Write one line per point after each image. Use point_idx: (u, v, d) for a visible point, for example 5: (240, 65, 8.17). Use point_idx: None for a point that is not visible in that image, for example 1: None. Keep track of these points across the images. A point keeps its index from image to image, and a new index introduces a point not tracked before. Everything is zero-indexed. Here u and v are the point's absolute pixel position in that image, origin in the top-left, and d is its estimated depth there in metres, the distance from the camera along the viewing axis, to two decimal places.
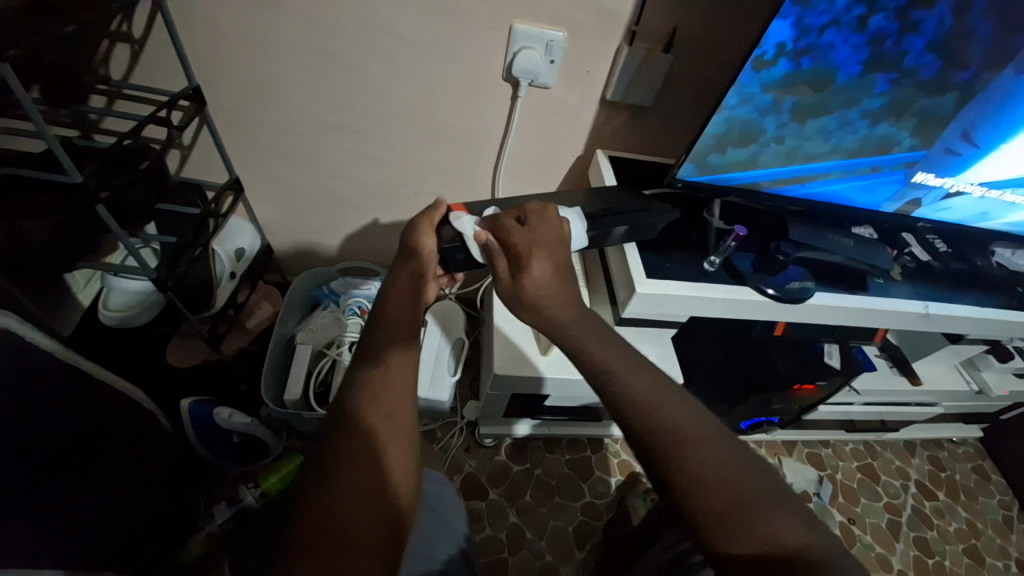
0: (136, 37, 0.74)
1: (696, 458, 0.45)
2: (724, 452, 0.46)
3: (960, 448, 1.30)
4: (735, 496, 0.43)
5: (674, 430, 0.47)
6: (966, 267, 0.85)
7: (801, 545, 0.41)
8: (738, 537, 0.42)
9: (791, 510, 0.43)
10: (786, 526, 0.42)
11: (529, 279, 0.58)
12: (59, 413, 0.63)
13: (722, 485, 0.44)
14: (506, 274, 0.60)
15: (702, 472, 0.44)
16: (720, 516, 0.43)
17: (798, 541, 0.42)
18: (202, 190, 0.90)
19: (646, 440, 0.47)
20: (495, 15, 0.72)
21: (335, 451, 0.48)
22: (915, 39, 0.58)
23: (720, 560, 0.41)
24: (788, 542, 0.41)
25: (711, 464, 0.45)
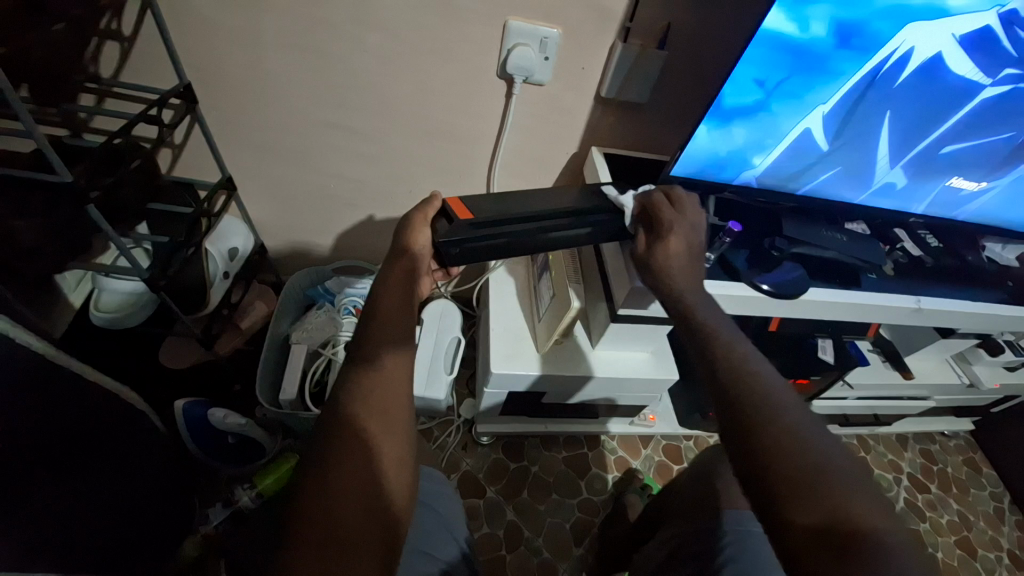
0: (126, 34, 0.73)
1: (762, 430, 0.46)
2: (796, 425, 0.46)
3: (952, 441, 1.31)
4: (806, 465, 0.44)
5: (763, 398, 0.48)
6: (958, 262, 0.86)
7: (861, 522, 0.41)
8: (798, 506, 0.42)
9: (855, 487, 0.43)
10: (854, 500, 0.42)
11: (663, 249, 0.60)
12: (51, 416, 0.63)
13: (800, 455, 0.44)
14: (644, 242, 0.63)
15: (783, 442, 0.45)
16: (785, 485, 0.43)
17: (860, 517, 0.42)
18: (194, 190, 0.89)
19: (728, 408, 0.49)
20: (490, 12, 0.72)
21: (328, 452, 0.48)
22: (908, 34, 0.58)
23: (787, 526, 0.42)
24: (849, 515, 0.42)
25: (773, 438, 0.46)
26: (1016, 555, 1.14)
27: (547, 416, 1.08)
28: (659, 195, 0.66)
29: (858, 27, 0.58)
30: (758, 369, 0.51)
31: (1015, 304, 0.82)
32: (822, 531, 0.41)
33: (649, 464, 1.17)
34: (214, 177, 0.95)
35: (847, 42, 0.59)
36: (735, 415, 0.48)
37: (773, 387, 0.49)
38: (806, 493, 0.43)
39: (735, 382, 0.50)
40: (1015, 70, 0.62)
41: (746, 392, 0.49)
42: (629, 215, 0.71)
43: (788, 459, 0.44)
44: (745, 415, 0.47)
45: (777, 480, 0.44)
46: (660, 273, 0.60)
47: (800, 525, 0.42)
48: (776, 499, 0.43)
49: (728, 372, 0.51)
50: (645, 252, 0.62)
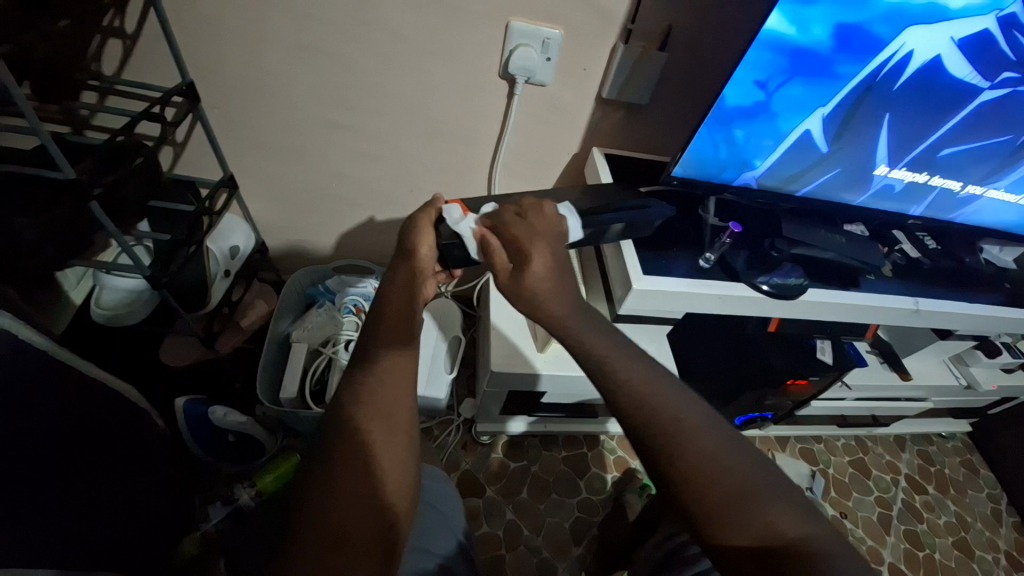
0: (129, 32, 0.73)
1: (682, 450, 0.46)
2: (722, 441, 0.47)
3: (949, 443, 1.32)
4: (735, 485, 0.44)
5: (669, 424, 0.48)
6: (955, 264, 0.86)
7: (787, 534, 0.43)
8: (722, 527, 0.44)
9: (777, 500, 0.45)
10: (780, 514, 0.44)
11: (527, 273, 0.57)
12: (50, 412, 0.63)
13: (718, 478, 0.45)
14: (506, 266, 0.59)
15: (694, 470, 0.45)
16: (708, 507, 0.44)
17: (785, 529, 0.43)
18: (195, 188, 0.90)
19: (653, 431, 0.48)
20: (492, 12, 0.72)
21: (327, 452, 0.49)
22: (909, 36, 0.59)
23: (719, 548, 0.44)
24: (775, 531, 0.43)
25: (697, 454, 0.46)
26: (1012, 557, 1.14)
27: (547, 416, 1.09)
28: (508, 213, 0.64)
29: (858, 29, 0.58)
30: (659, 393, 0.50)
31: (1013, 306, 0.83)
32: (758, 548, 0.43)
33: None
34: (215, 176, 0.95)
35: (846, 44, 0.59)
36: (655, 439, 0.47)
37: (683, 409, 0.49)
38: (733, 516, 0.43)
39: (667, 401, 0.50)
40: (1013, 73, 0.63)
41: (662, 416, 0.48)
42: (470, 244, 0.63)
43: (706, 483, 0.45)
44: (653, 446, 0.47)
45: (704, 503, 0.44)
46: (534, 300, 0.57)
47: (732, 545, 0.43)
48: (704, 522, 0.44)
49: (660, 393, 0.50)
50: (511, 280, 0.58)
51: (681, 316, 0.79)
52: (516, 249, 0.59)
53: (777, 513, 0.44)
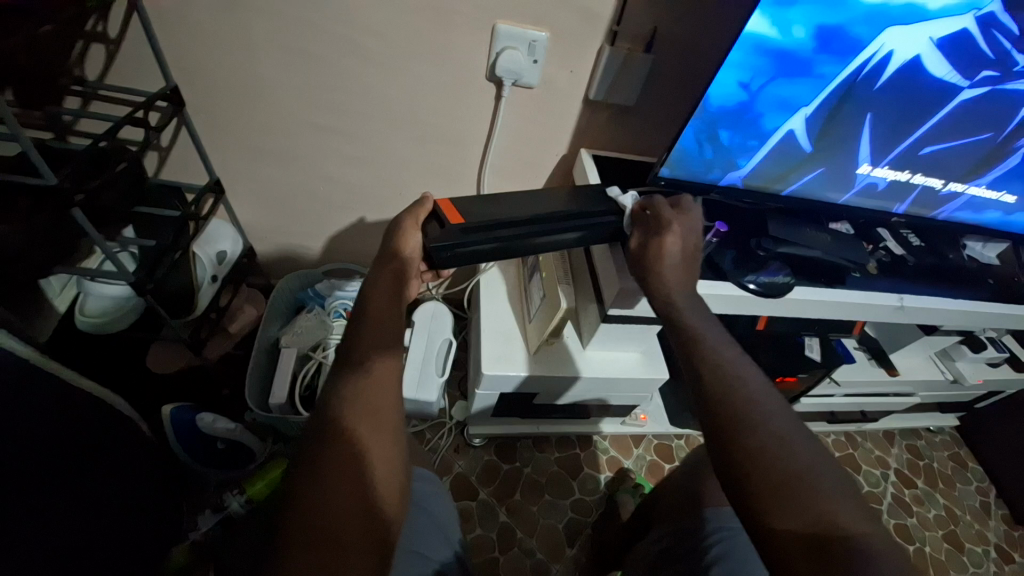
0: (112, 36, 0.73)
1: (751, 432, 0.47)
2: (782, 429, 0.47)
3: (937, 437, 1.34)
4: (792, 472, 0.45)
5: (733, 406, 0.49)
6: (940, 261, 0.87)
7: (846, 528, 0.42)
8: (778, 514, 0.44)
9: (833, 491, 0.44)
10: (839, 505, 0.44)
11: (659, 247, 0.61)
12: (32, 423, 0.62)
13: (778, 462, 0.45)
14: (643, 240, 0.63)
15: (755, 453, 0.46)
16: (764, 493, 0.44)
17: (844, 523, 0.43)
18: (179, 193, 0.89)
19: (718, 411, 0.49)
20: (478, 15, 0.72)
21: (316, 456, 0.48)
22: (888, 37, 0.59)
23: (770, 534, 0.43)
24: (832, 523, 0.43)
25: (763, 440, 0.47)
26: (1000, 548, 1.16)
27: (540, 417, 1.09)
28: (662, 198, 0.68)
29: (838, 30, 0.59)
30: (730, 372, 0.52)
31: (995, 301, 0.84)
32: (812, 538, 0.42)
33: (641, 464, 1.18)
34: (201, 180, 0.94)
35: (828, 45, 0.60)
36: (724, 416, 0.49)
37: (748, 389, 0.50)
38: (791, 502, 0.44)
39: (730, 382, 0.51)
40: (991, 72, 0.64)
41: (724, 394, 0.50)
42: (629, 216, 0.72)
43: (768, 470, 0.45)
44: (719, 418, 0.49)
45: (756, 487, 0.45)
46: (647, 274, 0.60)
47: (789, 532, 0.43)
48: (757, 506, 0.44)
49: (720, 373, 0.51)
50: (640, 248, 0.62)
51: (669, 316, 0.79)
52: (658, 224, 0.63)
53: (838, 503, 0.44)
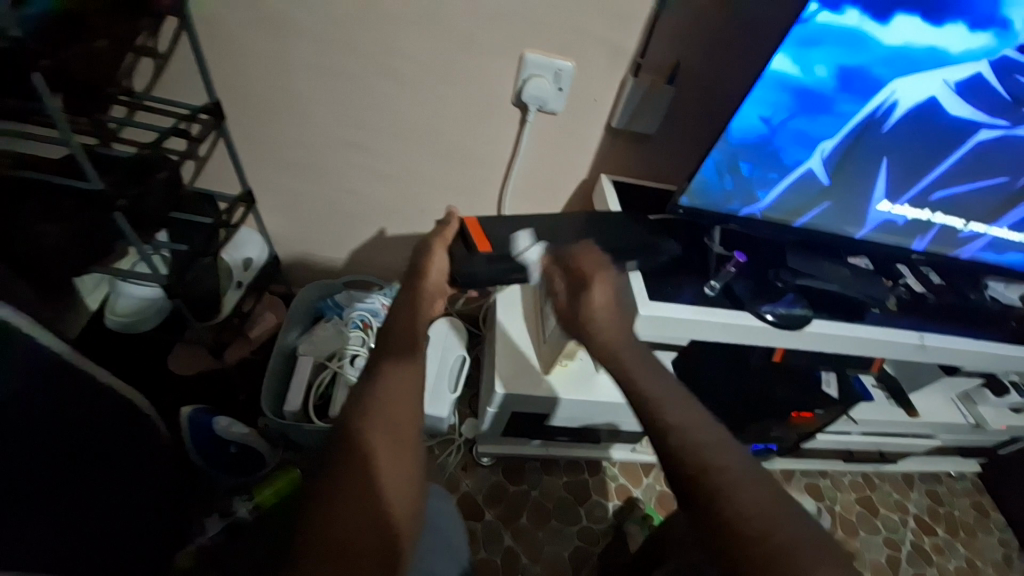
0: (162, 52, 0.77)
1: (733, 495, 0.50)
2: (765, 492, 0.50)
3: (958, 484, 1.28)
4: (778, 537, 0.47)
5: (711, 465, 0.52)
6: (960, 300, 0.86)
7: None
8: None
9: (821, 556, 0.47)
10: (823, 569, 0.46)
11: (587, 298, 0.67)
12: (59, 417, 0.64)
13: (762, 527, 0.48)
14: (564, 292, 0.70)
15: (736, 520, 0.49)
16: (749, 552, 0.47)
17: None
18: (214, 201, 0.92)
19: (702, 470, 0.52)
20: (508, 44, 0.76)
21: (333, 467, 0.49)
22: (908, 78, 0.61)
23: None
24: None
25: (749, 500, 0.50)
26: None
27: (550, 438, 1.08)
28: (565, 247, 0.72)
29: (860, 71, 0.60)
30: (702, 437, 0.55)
31: (1019, 344, 0.83)
32: None
33: (650, 494, 1.15)
34: (233, 190, 0.98)
35: (849, 83, 0.61)
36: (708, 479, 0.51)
37: (725, 453, 0.53)
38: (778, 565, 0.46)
39: (712, 447, 0.54)
40: (1011, 116, 0.65)
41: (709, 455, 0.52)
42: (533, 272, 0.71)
43: (754, 532, 0.48)
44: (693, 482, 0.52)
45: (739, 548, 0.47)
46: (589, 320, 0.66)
47: None
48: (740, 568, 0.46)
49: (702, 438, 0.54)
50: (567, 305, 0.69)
51: (685, 343, 0.80)
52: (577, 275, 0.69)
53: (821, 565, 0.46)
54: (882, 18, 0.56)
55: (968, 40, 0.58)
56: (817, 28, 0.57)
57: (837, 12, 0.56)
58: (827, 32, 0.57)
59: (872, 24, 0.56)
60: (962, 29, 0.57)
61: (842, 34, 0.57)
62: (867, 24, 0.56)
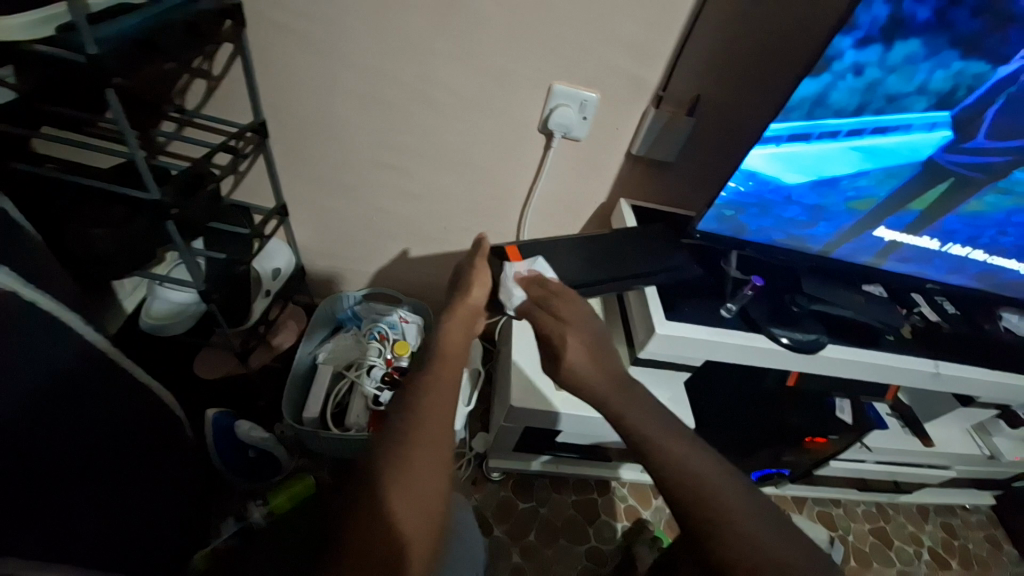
0: (214, 74, 0.82)
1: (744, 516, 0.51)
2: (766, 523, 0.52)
3: (972, 516, 1.27)
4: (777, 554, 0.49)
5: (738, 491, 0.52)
6: (975, 331, 0.87)
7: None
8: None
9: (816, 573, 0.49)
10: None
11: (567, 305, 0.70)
12: (96, 418, 0.66)
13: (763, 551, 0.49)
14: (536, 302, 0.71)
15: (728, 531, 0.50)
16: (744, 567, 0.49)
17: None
18: (249, 213, 0.97)
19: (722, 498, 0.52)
20: (537, 76, 0.80)
21: (371, 470, 0.53)
22: (927, 117, 0.62)
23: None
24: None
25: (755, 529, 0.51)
26: None
27: (560, 455, 1.09)
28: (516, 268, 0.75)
29: (880, 112, 0.61)
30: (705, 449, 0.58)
31: None
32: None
33: (659, 517, 1.15)
34: (268, 203, 1.03)
35: (863, 126, 0.63)
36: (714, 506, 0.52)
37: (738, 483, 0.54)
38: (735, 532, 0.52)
39: None
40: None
41: None
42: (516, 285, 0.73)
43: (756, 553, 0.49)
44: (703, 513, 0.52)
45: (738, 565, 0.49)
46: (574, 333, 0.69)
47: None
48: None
49: None
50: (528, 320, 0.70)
51: (701, 363, 0.81)
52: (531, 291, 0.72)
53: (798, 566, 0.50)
54: (894, 67, 0.57)
55: (982, 81, 0.59)
56: (839, 72, 0.58)
57: (860, 58, 0.57)
58: (849, 76, 0.59)
59: (883, 73, 0.58)
60: (976, 73, 0.58)
61: (854, 83, 0.59)
62: (878, 73, 0.58)
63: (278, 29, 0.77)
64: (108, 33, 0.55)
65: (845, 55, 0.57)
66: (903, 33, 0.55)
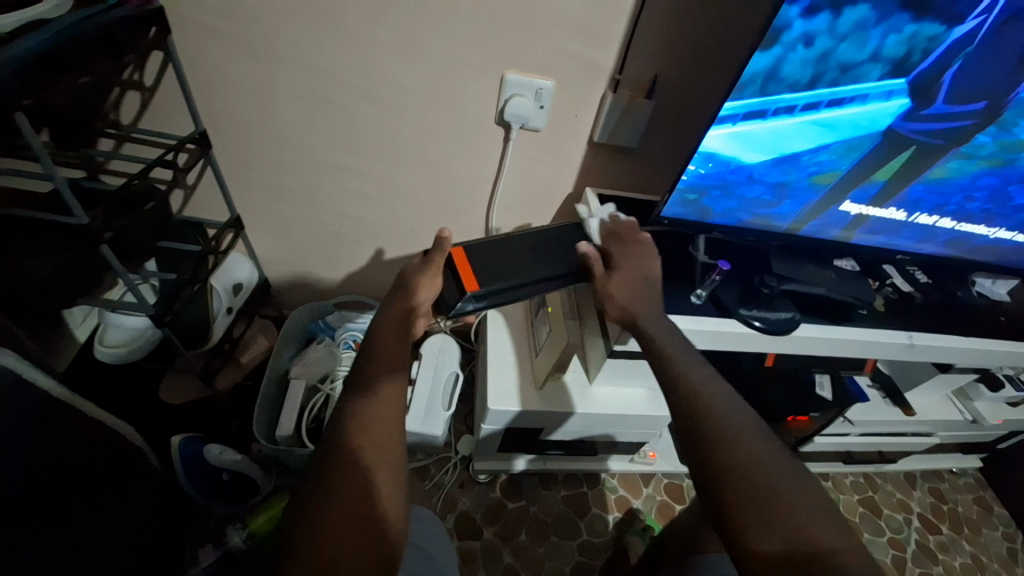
0: (147, 84, 0.77)
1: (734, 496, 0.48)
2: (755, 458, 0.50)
3: (959, 479, 1.28)
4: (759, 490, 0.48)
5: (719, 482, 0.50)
6: (948, 299, 0.87)
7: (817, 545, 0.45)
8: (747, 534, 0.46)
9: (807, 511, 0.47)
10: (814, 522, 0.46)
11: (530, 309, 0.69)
12: (47, 457, 0.62)
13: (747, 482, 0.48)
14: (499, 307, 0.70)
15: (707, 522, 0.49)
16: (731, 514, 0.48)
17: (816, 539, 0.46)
18: (202, 228, 0.93)
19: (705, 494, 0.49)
20: (488, 66, 0.77)
21: (326, 486, 0.49)
22: (884, 85, 0.60)
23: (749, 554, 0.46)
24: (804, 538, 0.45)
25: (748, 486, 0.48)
26: None
27: (545, 453, 1.07)
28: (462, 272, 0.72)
29: (836, 82, 0.59)
30: (726, 413, 0.53)
31: (1008, 340, 0.83)
32: (786, 552, 0.45)
33: (651, 505, 1.14)
34: (223, 217, 0.99)
35: (819, 98, 0.61)
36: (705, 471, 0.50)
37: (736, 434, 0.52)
38: (765, 518, 0.46)
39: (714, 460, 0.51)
40: (989, 114, 0.64)
41: (702, 468, 0.51)
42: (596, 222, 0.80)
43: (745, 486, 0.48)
44: None
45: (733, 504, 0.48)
46: None
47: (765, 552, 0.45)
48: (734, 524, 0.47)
49: (700, 453, 0.52)
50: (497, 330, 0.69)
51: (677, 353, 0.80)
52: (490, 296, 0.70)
53: (805, 517, 0.47)
54: (845, 34, 0.55)
55: (937, 44, 0.57)
56: (789, 43, 0.56)
57: (809, 27, 0.55)
58: (801, 46, 0.56)
59: (833, 42, 0.56)
60: (930, 35, 0.56)
61: (806, 54, 0.57)
62: (829, 43, 0.56)
63: (209, 31, 0.72)
64: (13, 53, 0.50)
65: (793, 26, 0.55)
66: None
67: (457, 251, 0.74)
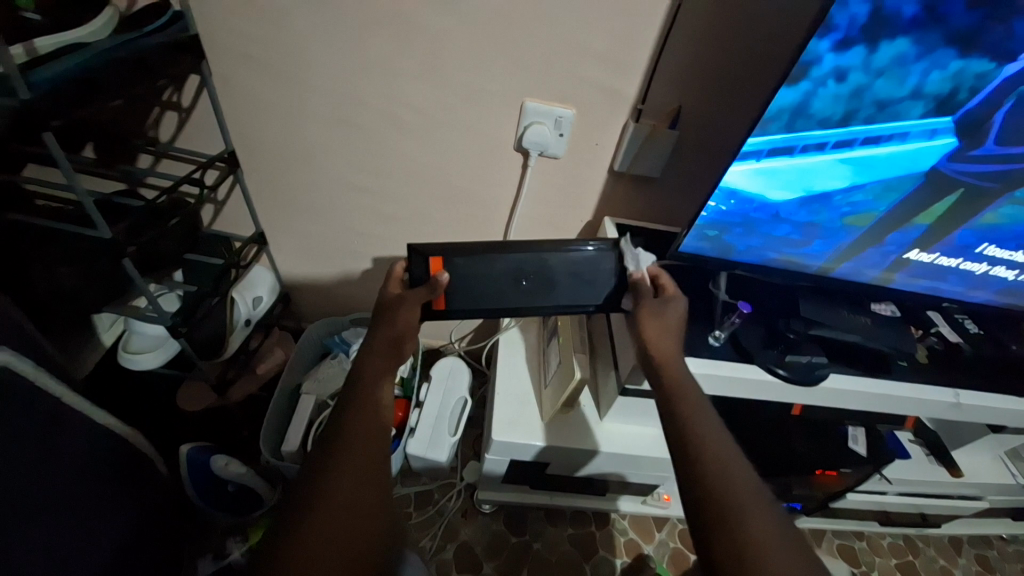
0: (184, 105, 0.81)
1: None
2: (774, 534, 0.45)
3: (1010, 547, 1.15)
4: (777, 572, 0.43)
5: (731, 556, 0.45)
6: (1000, 353, 0.79)
7: None
8: None
9: None
10: None
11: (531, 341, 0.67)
12: (59, 463, 0.64)
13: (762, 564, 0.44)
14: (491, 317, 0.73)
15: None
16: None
17: None
18: (227, 242, 0.96)
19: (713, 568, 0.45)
20: (509, 94, 0.77)
21: (311, 513, 0.46)
22: (926, 122, 0.56)
23: None
24: None
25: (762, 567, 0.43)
26: None
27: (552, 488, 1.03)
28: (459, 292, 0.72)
29: (871, 119, 0.55)
30: (740, 483, 0.49)
31: None
32: None
33: (663, 551, 1.07)
34: (248, 231, 1.02)
35: (853, 136, 0.57)
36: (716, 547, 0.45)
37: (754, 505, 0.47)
38: None
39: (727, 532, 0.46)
40: None
41: (712, 535, 0.46)
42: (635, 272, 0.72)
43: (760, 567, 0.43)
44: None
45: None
46: None
47: None
48: None
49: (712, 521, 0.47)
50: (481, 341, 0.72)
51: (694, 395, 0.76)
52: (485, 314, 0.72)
53: None
54: (881, 70, 0.52)
55: (987, 82, 0.52)
56: (818, 78, 0.53)
57: (841, 62, 0.51)
58: (832, 80, 0.53)
59: (868, 78, 0.52)
60: (979, 72, 0.52)
61: (837, 90, 0.53)
62: (864, 78, 0.52)
63: (243, 58, 0.76)
64: (41, 78, 0.54)
65: (823, 61, 0.51)
66: (887, 33, 0.49)
67: (436, 260, 0.71)
